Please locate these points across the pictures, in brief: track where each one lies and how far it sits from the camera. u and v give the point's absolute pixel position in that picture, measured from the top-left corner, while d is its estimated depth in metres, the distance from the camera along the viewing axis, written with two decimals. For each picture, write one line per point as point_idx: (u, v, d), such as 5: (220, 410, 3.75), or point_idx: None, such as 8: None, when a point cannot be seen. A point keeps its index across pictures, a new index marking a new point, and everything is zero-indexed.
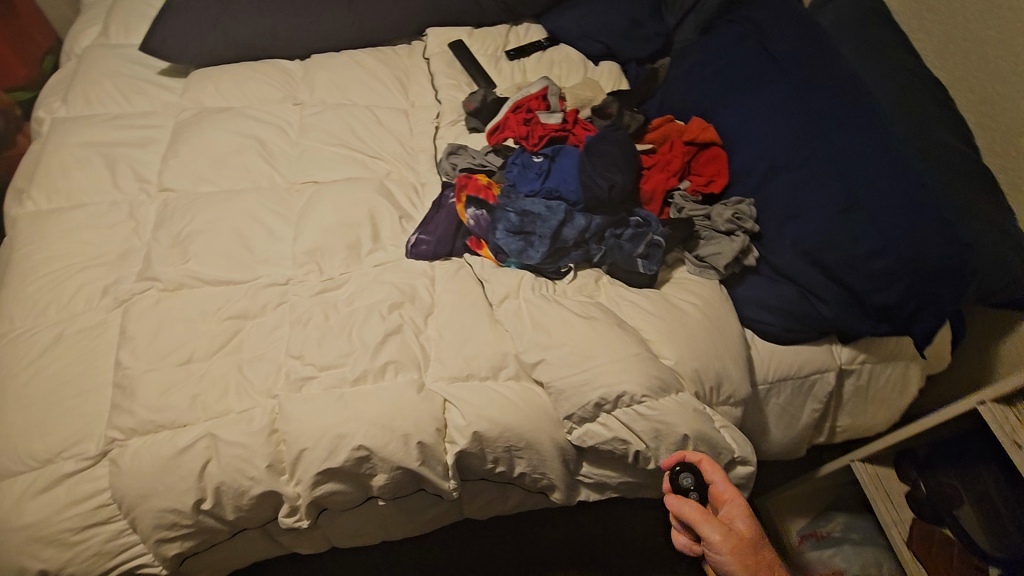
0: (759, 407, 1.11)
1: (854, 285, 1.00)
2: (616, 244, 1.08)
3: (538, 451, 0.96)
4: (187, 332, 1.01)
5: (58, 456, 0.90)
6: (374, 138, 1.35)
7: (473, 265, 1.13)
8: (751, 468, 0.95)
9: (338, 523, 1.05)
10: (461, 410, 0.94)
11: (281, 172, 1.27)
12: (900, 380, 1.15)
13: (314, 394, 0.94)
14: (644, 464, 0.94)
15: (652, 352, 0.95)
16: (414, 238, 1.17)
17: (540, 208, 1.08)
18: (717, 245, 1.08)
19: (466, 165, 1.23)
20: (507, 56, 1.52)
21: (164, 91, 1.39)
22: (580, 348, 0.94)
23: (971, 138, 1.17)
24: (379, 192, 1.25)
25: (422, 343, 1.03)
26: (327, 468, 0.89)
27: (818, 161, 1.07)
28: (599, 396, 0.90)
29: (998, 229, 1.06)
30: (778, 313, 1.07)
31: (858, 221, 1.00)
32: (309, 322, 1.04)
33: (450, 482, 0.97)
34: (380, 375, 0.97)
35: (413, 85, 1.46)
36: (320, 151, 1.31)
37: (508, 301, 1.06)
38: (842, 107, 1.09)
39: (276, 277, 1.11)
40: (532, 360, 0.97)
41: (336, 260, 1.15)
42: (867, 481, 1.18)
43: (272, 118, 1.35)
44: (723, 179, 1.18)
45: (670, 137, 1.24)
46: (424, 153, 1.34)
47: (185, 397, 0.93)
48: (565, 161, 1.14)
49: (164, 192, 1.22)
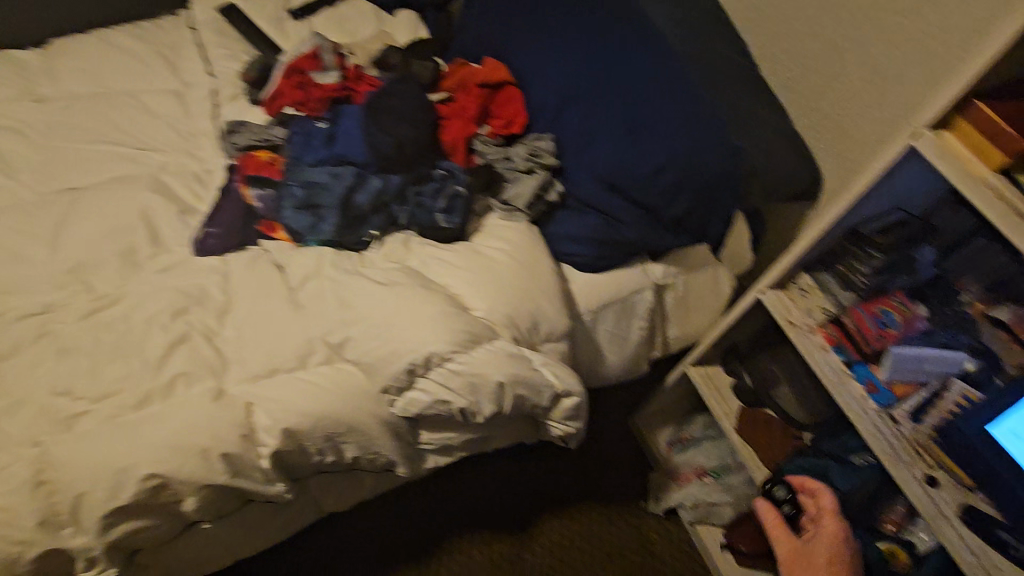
0: (589, 338, 1.13)
1: (648, 202, 1.04)
2: (417, 202, 1.03)
3: (364, 432, 0.92)
4: None
5: None
6: (141, 128, 1.18)
7: (270, 251, 1.04)
8: (576, 399, 0.97)
9: (169, 558, 0.95)
10: (267, 409, 0.87)
11: (26, 183, 1.08)
12: (713, 286, 1.21)
13: (90, 430, 0.83)
14: (473, 419, 0.93)
15: (460, 307, 0.93)
16: (200, 233, 1.05)
17: (325, 176, 1.01)
18: (519, 186, 1.07)
19: (247, 142, 1.11)
20: (290, 16, 1.38)
21: None
22: (384, 317, 0.91)
23: (741, 46, 1.24)
24: (152, 187, 1.10)
25: (218, 347, 0.93)
26: (116, 507, 0.79)
27: (603, 89, 1.09)
28: (408, 363, 0.87)
29: (768, 128, 1.14)
30: (588, 244, 1.07)
31: (641, 141, 1.03)
32: (77, 350, 0.91)
33: (277, 486, 0.90)
34: (169, 392, 0.87)
35: (182, 61, 1.29)
36: (74, 152, 1.13)
37: (310, 282, 0.99)
38: (616, 32, 1.12)
39: (31, 307, 0.95)
40: (339, 340, 0.91)
41: (107, 274, 1.00)
42: (700, 383, 1.26)
43: (4, 122, 1.14)
44: (520, 116, 1.15)
45: (464, 82, 1.19)
46: (204, 137, 1.20)
47: None
48: (348, 121, 1.05)
49: None
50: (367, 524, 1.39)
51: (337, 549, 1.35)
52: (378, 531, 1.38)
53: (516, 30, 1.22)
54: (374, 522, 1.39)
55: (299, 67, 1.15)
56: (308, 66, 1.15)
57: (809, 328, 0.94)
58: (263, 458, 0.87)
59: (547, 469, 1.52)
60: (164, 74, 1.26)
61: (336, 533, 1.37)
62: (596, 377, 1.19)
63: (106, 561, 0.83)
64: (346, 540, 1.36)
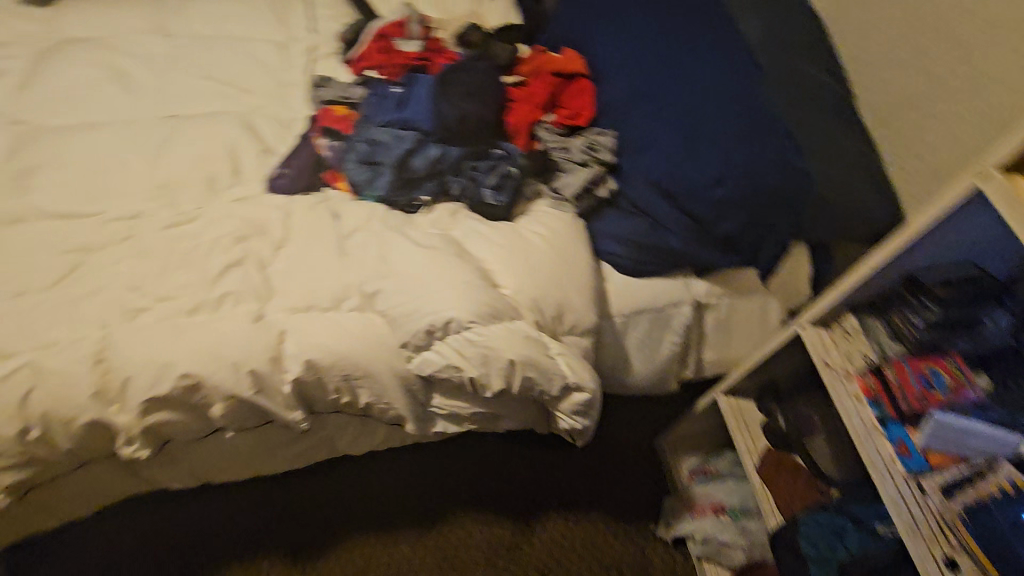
0: (617, 341, 1.11)
1: (698, 213, 1.01)
2: (472, 176, 1.07)
3: (379, 381, 0.97)
4: (22, 265, 0.99)
5: None
6: (246, 71, 1.30)
7: (330, 198, 1.11)
8: (587, 395, 0.96)
9: (195, 456, 1.06)
10: (296, 339, 0.94)
11: (142, 105, 1.22)
12: (759, 314, 1.16)
13: (146, 324, 0.93)
14: (482, 392, 0.95)
15: (488, 281, 0.96)
16: (274, 172, 1.14)
17: (387, 137, 1.05)
18: (572, 176, 1.07)
19: (330, 97, 1.19)
20: None
21: (22, 19, 1.32)
22: (415, 277, 0.94)
23: (838, 71, 1.16)
24: (243, 125, 1.21)
25: (267, 275, 1.01)
26: (154, 395, 0.89)
27: (674, 93, 1.07)
28: (428, 323, 0.91)
29: (847, 157, 1.06)
30: (630, 244, 1.06)
31: (702, 149, 1.00)
32: (152, 255, 1.02)
33: (295, 413, 0.98)
34: (217, 306, 0.96)
35: (293, 17, 1.40)
36: (186, 84, 1.26)
37: (358, 234, 1.04)
38: (699, 40, 1.10)
39: (125, 212, 1.08)
40: (372, 290, 0.97)
41: (191, 195, 1.12)
42: (727, 413, 1.20)
43: (137, 50, 1.30)
44: (587, 109, 1.16)
45: (540, 68, 1.20)
46: (297, 88, 1.29)
47: (12, 327, 0.92)
48: (420, 89, 1.09)
49: (15, 124, 1.17)
50: (378, 477, 1.45)
51: (344, 495, 1.43)
52: (385, 486, 1.45)
53: (602, 24, 1.22)
54: (383, 478, 1.45)
55: (386, 34, 1.21)
56: (394, 33, 1.21)
57: (846, 374, 0.89)
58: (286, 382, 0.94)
59: (557, 467, 1.52)
60: (274, 26, 1.37)
61: (347, 478, 1.45)
62: (618, 382, 1.17)
63: (140, 443, 0.93)
64: (354, 490, 1.43)
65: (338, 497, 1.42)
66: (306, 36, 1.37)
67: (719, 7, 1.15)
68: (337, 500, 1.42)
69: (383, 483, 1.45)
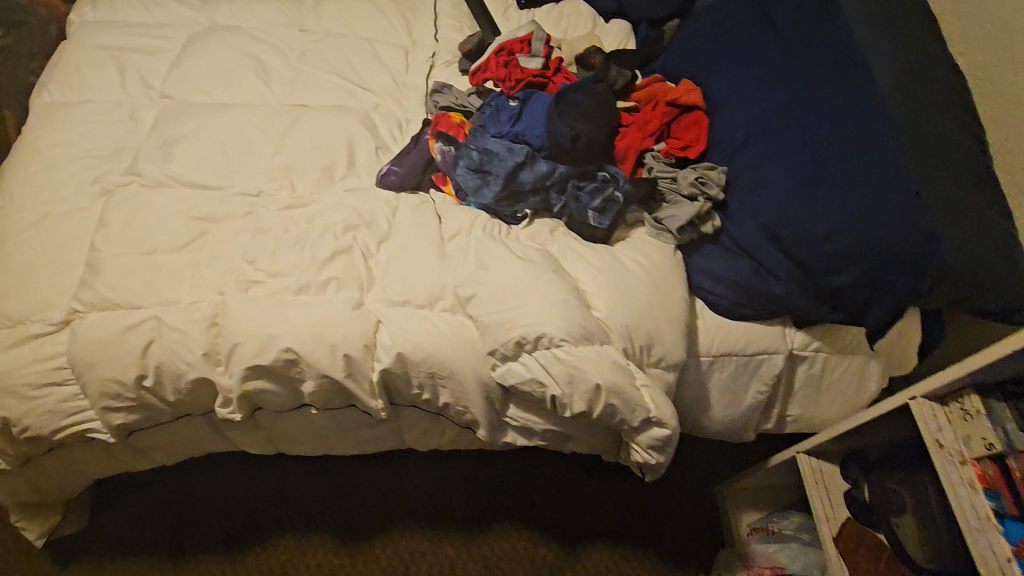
0: (700, 380, 1.09)
1: (807, 264, 0.97)
2: (575, 195, 1.06)
3: (461, 384, 0.98)
4: (155, 226, 1.08)
5: (27, 318, 1.00)
6: (369, 70, 1.37)
7: (436, 201, 1.15)
8: (668, 431, 0.94)
9: (277, 426, 1.11)
10: (390, 331, 0.98)
11: (274, 92, 1.31)
12: (858, 376, 1.10)
13: (257, 296, 1.00)
14: (561, 412, 0.95)
15: (583, 301, 0.95)
16: (385, 169, 1.19)
17: (501, 148, 1.07)
18: (677, 208, 1.05)
19: (446, 104, 1.23)
20: (518, 5, 1.51)
21: (180, 4, 1.45)
22: (512, 288, 0.95)
23: (979, 131, 1.09)
24: (362, 121, 1.27)
25: (369, 266, 1.05)
26: (256, 364, 0.94)
27: (795, 134, 1.03)
28: (519, 335, 0.92)
29: (982, 224, 0.98)
30: (728, 285, 1.03)
31: (820, 198, 0.96)
32: (268, 233, 1.09)
33: (377, 401, 1.01)
34: (321, 288, 1.01)
35: (418, 21, 1.45)
36: (315, 76, 1.34)
37: (458, 237, 1.07)
38: (830, 83, 1.05)
39: (248, 189, 1.16)
40: (466, 294, 0.98)
41: (308, 181, 1.19)
42: (805, 472, 1.15)
43: (276, 41, 1.39)
44: (700, 143, 1.13)
45: (655, 97, 1.19)
46: (415, 90, 1.35)
47: (142, 282, 1.01)
48: (537, 107, 1.12)
49: (164, 98, 1.29)
50: (429, 475, 1.48)
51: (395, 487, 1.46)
52: (434, 486, 1.47)
53: (724, 58, 1.19)
54: (434, 477, 1.48)
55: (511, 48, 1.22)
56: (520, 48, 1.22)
57: (960, 458, 0.83)
58: (375, 370, 0.99)
59: (609, 496, 1.49)
60: (399, 30, 1.43)
61: (401, 472, 1.48)
62: (693, 422, 1.14)
63: (236, 406, 1.00)
64: (405, 483, 1.47)
65: (388, 488, 1.46)
66: (428, 41, 1.42)
67: (854, 49, 1.09)
68: (387, 489, 1.46)
69: (433, 482, 1.47)
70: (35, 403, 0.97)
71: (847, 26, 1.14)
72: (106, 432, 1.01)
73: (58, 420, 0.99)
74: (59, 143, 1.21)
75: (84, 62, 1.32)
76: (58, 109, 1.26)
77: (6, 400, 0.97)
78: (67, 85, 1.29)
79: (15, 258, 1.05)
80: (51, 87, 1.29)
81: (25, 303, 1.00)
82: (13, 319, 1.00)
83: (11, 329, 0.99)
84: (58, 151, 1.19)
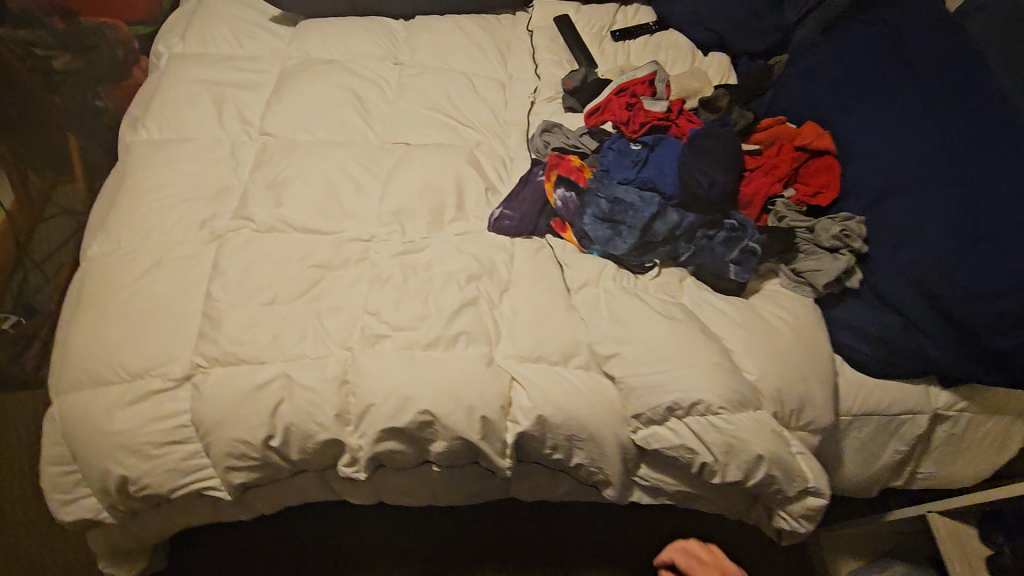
0: (836, 439, 1.04)
1: (969, 323, 0.92)
2: (707, 245, 1.04)
3: (600, 446, 0.94)
4: (272, 274, 1.05)
5: (148, 372, 0.96)
6: (469, 106, 1.33)
7: (554, 247, 1.10)
8: (823, 501, 0.90)
9: (390, 481, 1.07)
10: (527, 391, 0.94)
11: (375, 130, 1.29)
12: (1001, 437, 1.06)
13: (387, 352, 0.96)
14: (708, 478, 0.90)
15: (733, 363, 0.91)
16: (497, 212, 1.16)
17: (634, 197, 1.02)
18: (818, 261, 1.01)
19: (558, 145, 1.20)
20: (612, 35, 1.46)
21: (272, 36, 1.42)
22: (660, 349, 0.92)
23: None
24: (468, 160, 1.24)
25: (495, 318, 1.01)
26: (392, 426, 0.91)
27: (947, 186, 0.98)
28: (672, 400, 0.88)
29: None
30: (873, 341, 0.99)
31: (985, 256, 0.91)
32: (387, 282, 1.05)
33: (507, 461, 0.96)
34: (451, 344, 0.98)
35: (513, 54, 1.42)
36: (415, 113, 1.31)
37: (587, 288, 1.03)
38: (983, 131, 1.00)
39: (360, 233, 1.12)
40: (605, 352, 0.95)
41: (419, 224, 1.15)
42: (942, 536, 1.10)
43: (372, 75, 1.36)
44: (833, 190, 1.09)
45: (779, 140, 1.15)
46: (516, 127, 1.31)
47: (266, 335, 0.97)
48: (663, 152, 1.09)
49: (265, 135, 1.26)
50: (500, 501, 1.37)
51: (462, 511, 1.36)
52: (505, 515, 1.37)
53: (852, 101, 1.16)
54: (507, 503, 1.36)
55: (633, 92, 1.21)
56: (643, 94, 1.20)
57: None
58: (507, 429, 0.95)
59: None
60: (496, 63, 1.40)
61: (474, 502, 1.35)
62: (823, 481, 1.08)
63: (363, 465, 0.96)
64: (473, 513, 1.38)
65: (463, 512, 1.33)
66: (525, 75, 1.38)
67: (1005, 93, 1.04)
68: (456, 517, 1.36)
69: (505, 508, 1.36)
70: (156, 462, 0.93)
71: (989, 68, 1.09)
72: (225, 491, 0.97)
73: (176, 480, 0.95)
74: (163, 184, 1.18)
75: (182, 98, 1.29)
76: (158, 147, 1.24)
77: (128, 459, 0.93)
78: (165, 121, 1.27)
79: (131, 307, 1.02)
80: (150, 124, 1.27)
81: (144, 356, 0.97)
82: (133, 374, 0.96)
83: (132, 384, 0.96)
84: (163, 192, 1.17)
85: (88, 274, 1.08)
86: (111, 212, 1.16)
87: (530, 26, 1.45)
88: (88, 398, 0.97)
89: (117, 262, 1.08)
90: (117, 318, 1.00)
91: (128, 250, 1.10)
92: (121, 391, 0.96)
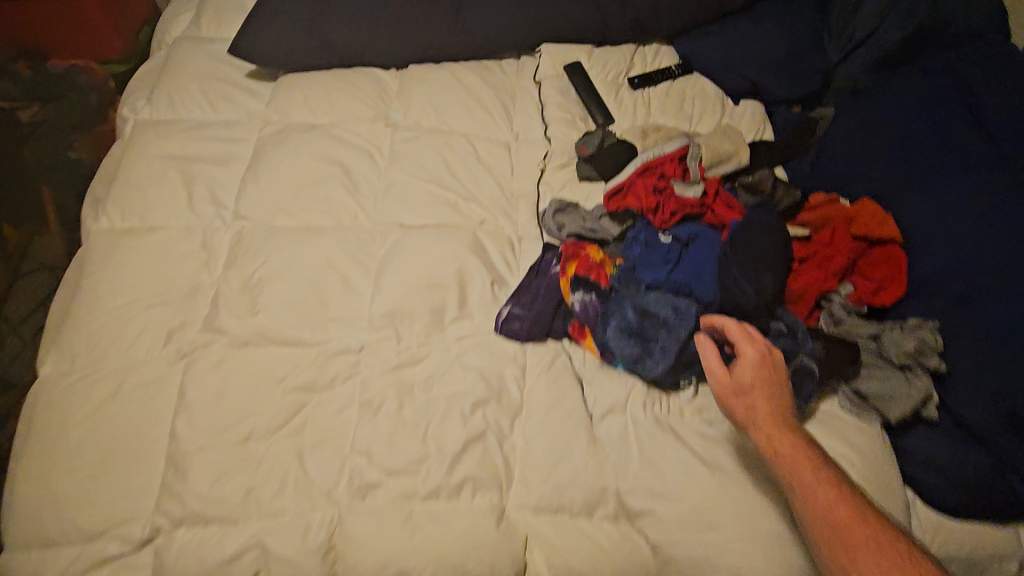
0: None
1: None
2: None
3: None
4: (247, 404, 0.90)
5: (106, 534, 0.84)
6: (470, 176, 1.17)
7: (572, 357, 0.95)
8: None
9: None
10: (545, 557, 0.80)
11: (365, 209, 1.13)
12: None
13: (380, 507, 0.83)
14: None
15: (792, 526, 0.76)
16: (505, 311, 1.00)
17: (666, 312, 0.85)
18: (889, 384, 0.84)
19: (574, 230, 1.03)
20: (630, 83, 1.28)
21: (249, 98, 1.27)
22: (703, 512, 0.78)
23: None
24: (470, 245, 1.08)
25: (506, 455, 0.87)
26: None
27: None
28: None
29: None
30: (954, 482, 0.80)
31: None
32: (378, 409, 0.91)
33: None
34: (454, 494, 0.84)
35: (519, 110, 1.25)
36: (409, 187, 1.15)
37: (612, 416, 0.88)
38: None
39: (348, 343, 0.98)
40: (637, 506, 0.80)
41: (415, 329, 1.00)
42: None
43: (360, 142, 1.21)
44: (899, 287, 0.91)
45: (833, 222, 0.96)
46: (524, 200, 1.15)
47: (240, 488, 0.84)
48: (700, 250, 0.91)
49: (239, 220, 1.11)
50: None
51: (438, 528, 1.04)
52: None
53: (918, 170, 0.98)
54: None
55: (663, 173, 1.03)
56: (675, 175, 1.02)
57: None
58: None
59: None
60: (499, 122, 1.23)
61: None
62: None
63: None
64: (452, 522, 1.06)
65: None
66: (534, 135, 1.21)
67: None
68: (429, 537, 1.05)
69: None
70: None
71: None
72: None
73: None
74: (126, 286, 1.04)
75: (147, 179, 1.14)
76: (119, 238, 1.10)
77: None
78: (129, 207, 1.13)
79: (87, 449, 0.89)
80: (110, 209, 1.13)
81: (103, 513, 0.84)
82: (89, 536, 0.84)
83: (87, 548, 0.83)
84: (126, 297, 1.03)
85: (39, 400, 0.95)
86: (68, 322, 1.03)
87: (537, 76, 1.28)
88: (36, 562, 0.84)
89: (72, 389, 0.95)
90: (70, 463, 0.88)
91: (86, 371, 0.97)
92: (74, 555, 0.83)
